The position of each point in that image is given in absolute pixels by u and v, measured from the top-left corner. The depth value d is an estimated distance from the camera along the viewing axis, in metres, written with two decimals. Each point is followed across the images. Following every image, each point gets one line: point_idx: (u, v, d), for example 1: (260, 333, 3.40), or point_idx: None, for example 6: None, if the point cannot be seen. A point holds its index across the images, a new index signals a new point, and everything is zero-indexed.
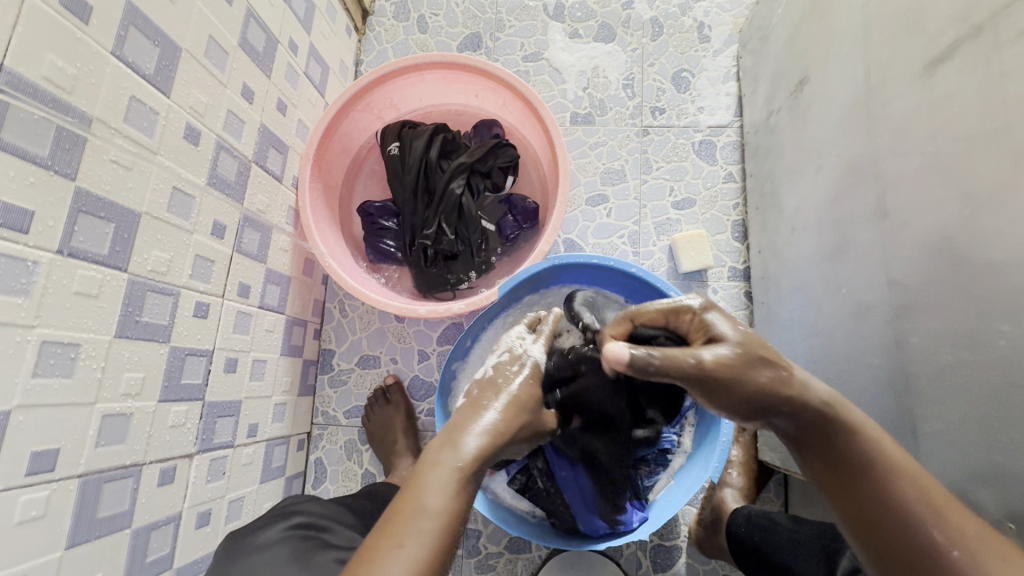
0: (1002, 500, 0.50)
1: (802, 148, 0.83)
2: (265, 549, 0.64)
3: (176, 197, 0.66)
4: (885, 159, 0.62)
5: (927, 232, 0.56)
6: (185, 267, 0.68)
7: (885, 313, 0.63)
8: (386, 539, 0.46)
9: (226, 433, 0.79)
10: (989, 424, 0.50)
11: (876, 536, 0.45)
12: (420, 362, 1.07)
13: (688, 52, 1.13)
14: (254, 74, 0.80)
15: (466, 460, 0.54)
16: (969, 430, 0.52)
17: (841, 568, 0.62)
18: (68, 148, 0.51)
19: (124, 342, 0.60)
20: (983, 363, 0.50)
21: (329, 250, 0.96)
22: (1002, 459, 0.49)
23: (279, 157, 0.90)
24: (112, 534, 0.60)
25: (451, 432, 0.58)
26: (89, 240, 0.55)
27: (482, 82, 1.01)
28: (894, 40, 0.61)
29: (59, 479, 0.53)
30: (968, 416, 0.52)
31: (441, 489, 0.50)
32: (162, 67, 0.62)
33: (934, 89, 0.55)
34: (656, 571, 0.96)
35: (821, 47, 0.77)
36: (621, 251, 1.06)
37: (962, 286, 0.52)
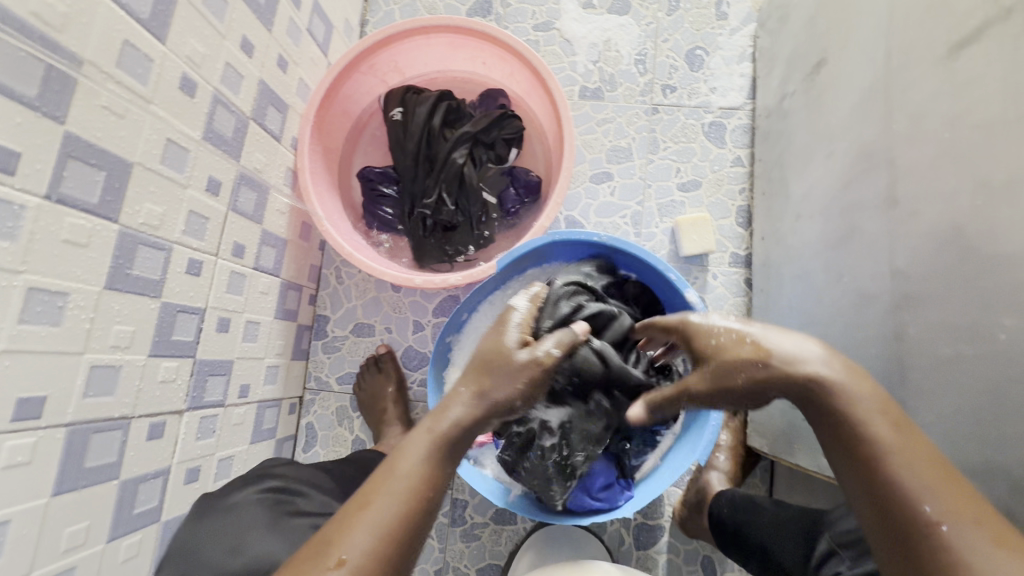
0: (990, 494, 0.50)
1: (814, 133, 0.81)
2: (237, 511, 0.65)
3: (171, 149, 0.65)
4: (900, 146, 0.61)
5: (938, 221, 0.54)
6: (178, 222, 0.67)
7: (886, 303, 0.62)
8: (358, 502, 0.48)
9: (217, 391, 0.79)
10: (984, 418, 0.50)
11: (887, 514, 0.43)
12: (415, 333, 1.07)
13: (704, 29, 1.09)
14: (254, 26, 0.78)
15: (444, 426, 0.53)
16: (961, 423, 0.52)
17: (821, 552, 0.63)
18: (57, 90, 0.50)
19: (114, 295, 0.59)
20: (982, 357, 0.49)
21: (327, 214, 0.94)
22: (993, 453, 0.49)
23: (278, 116, 0.88)
24: (100, 484, 0.60)
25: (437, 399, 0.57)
26: (79, 187, 0.53)
27: (490, 49, 0.98)
28: (919, 22, 0.59)
29: (45, 427, 0.53)
30: (962, 408, 0.52)
31: (418, 454, 0.51)
32: (157, 12, 0.60)
33: (957, 75, 0.53)
34: (637, 548, 0.98)
35: (841, 28, 0.74)
36: (623, 231, 1.05)
37: (968, 277, 0.51)
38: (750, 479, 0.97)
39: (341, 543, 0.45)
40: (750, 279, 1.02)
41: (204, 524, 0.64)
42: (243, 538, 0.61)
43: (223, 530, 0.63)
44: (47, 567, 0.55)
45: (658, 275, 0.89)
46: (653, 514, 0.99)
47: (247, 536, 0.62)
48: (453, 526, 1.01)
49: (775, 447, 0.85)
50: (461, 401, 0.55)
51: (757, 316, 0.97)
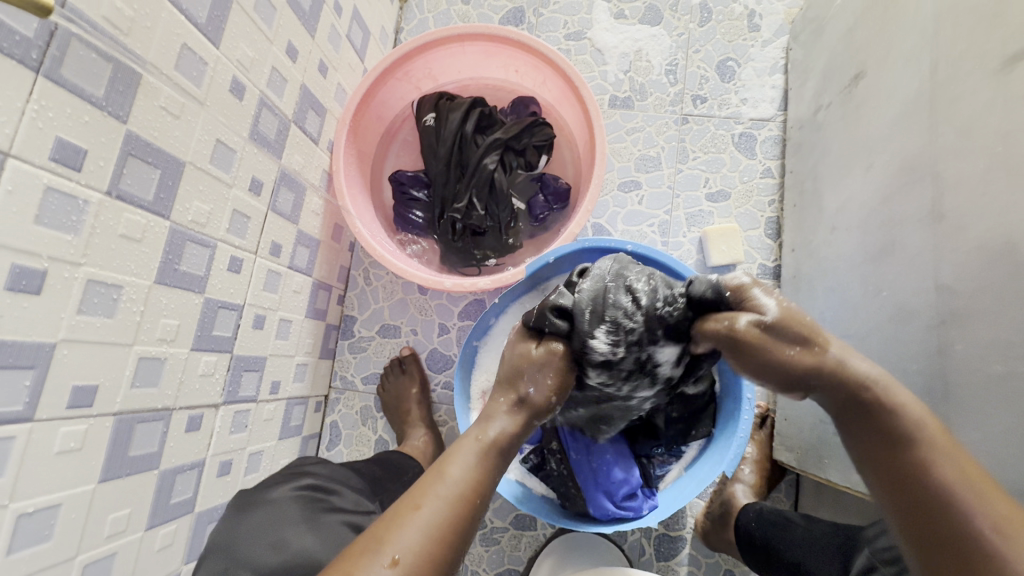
0: None
1: (851, 146, 0.81)
2: (273, 506, 0.65)
3: (219, 149, 0.67)
4: (946, 161, 0.60)
5: (987, 236, 0.54)
6: (222, 221, 0.69)
7: (929, 319, 0.61)
8: (408, 499, 0.47)
9: (250, 387, 0.81)
10: None
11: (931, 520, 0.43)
12: (440, 336, 1.08)
13: (736, 41, 1.09)
14: (299, 32, 0.80)
15: (491, 437, 0.52)
16: (1009, 443, 0.51)
17: (854, 569, 0.62)
18: (122, 91, 0.52)
19: (162, 289, 0.61)
20: None
21: (360, 216, 0.96)
22: None
23: (317, 119, 0.90)
24: (142, 473, 0.62)
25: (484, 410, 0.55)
26: (136, 184, 0.55)
27: (524, 58, 0.99)
28: (968, 36, 0.59)
29: (96, 415, 0.55)
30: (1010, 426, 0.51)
31: (465, 461, 0.50)
32: (213, 17, 0.62)
33: (1009, 89, 0.53)
34: (658, 559, 0.97)
35: (882, 41, 0.74)
36: (650, 240, 1.05)
37: (1016, 293, 0.51)
38: (776, 494, 0.96)
39: (388, 541, 0.44)
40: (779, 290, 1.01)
41: (246, 517, 0.64)
42: (284, 533, 0.62)
43: (256, 525, 0.62)
44: (91, 552, 0.56)
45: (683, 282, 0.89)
46: (675, 526, 0.98)
47: (288, 532, 0.62)
48: None
49: (804, 462, 0.84)
50: (501, 414, 0.54)
51: None
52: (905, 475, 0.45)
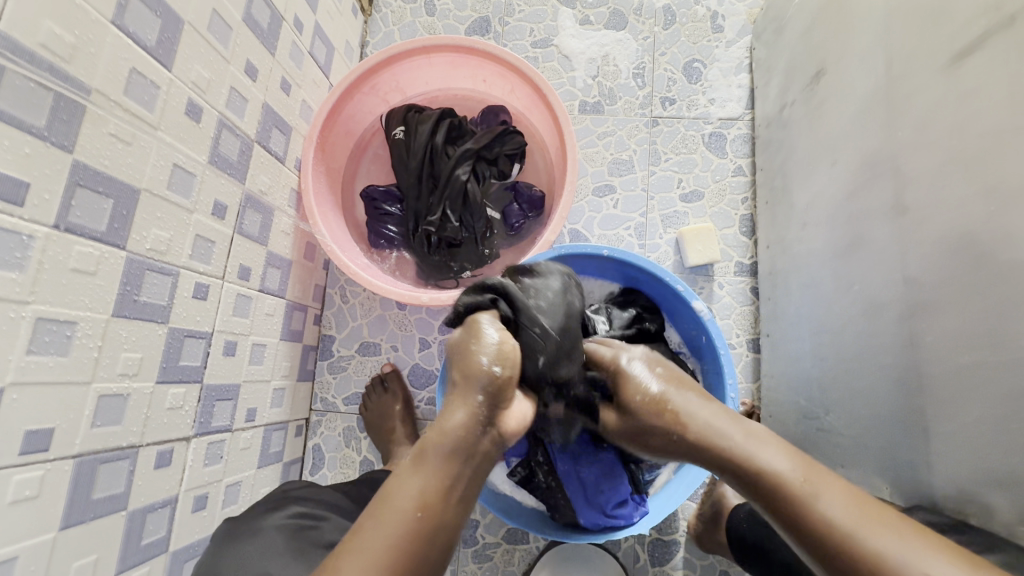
0: (1015, 505, 0.49)
1: (816, 142, 0.82)
2: (260, 536, 0.63)
3: (177, 174, 0.65)
4: (906, 153, 0.61)
5: (947, 226, 0.54)
6: (185, 247, 0.67)
7: (900, 310, 0.62)
8: (356, 532, 0.46)
9: (224, 416, 0.78)
10: (1006, 424, 0.49)
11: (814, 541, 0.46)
12: (421, 351, 1.06)
13: (701, 42, 1.10)
14: (258, 51, 0.78)
15: (439, 450, 0.50)
16: (982, 431, 0.51)
17: None
18: (65, 120, 0.50)
19: (121, 322, 0.58)
20: (1001, 363, 0.49)
21: (332, 235, 0.94)
22: (1015, 462, 0.48)
23: (281, 138, 0.88)
24: (108, 516, 0.59)
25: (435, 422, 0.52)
26: (86, 216, 0.53)
27: (491, 67, 0.99)
28: (919, 30, 0.59)
29: (53, 459, 0.52)
30: (985, 416, 0.51)
31: (410, 483, 0.48)
32: (163, 39, 0.61)
33: (960, 81, 0.54)
34: (652, 565, 0.96)
35: (839, 37, 0.75)
36: (627, 243, 1.05)
37: (981, 282, 0.51)
38: None
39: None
40: (756, 287, 1.01)
41: (231, 549, 0.62)
42: (268, 565, 0.59)
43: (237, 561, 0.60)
44: None
45: (662, 284, 0.88)
46: (667, 530, 0.97)
47: (274, 560, 0.60)
48: (465, 548, 0.99)
49: None
50: (452, 421, 0.51)
51: (765, 324, 0.97)
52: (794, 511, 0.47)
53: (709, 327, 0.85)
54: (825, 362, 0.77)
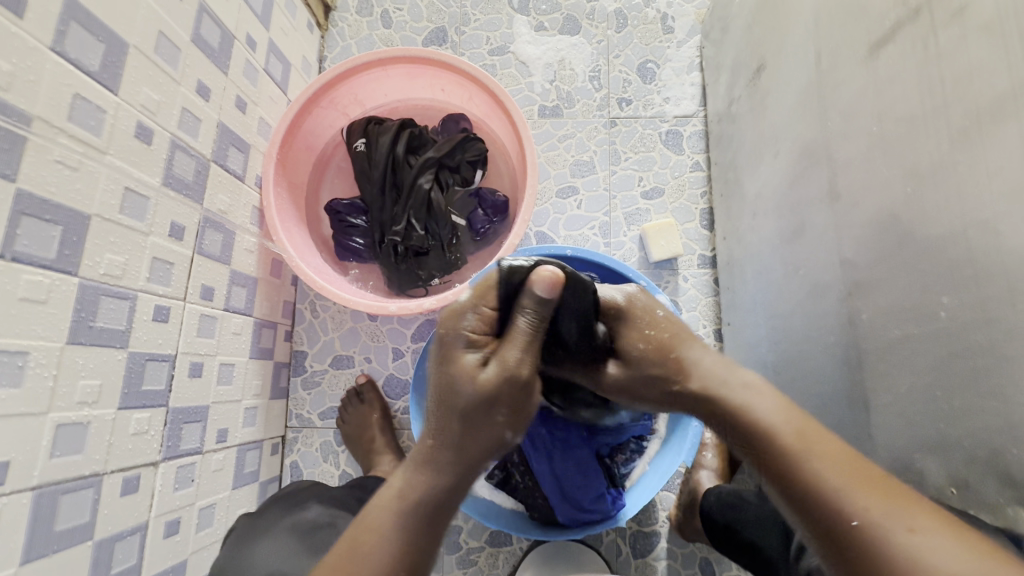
0: (945, 468, 0.53)
1: (761, 134, 0.84)
2: (267, 545, 0.66)
3: (129, 198, 0.64)
4: (836, 142, 0.64)
5: (876, 210, 0.57)
6: (141, 270, 0.67)
7: (839, 292, 0.64)
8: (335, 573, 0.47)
9: (193, 439, 0.77)
10: (934, 393, 0.52)
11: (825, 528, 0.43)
12: (395, 361, 1.06)
13: (653, 43, 1.13)
14: (209, 70, 0.78)
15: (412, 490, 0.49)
16: (915, 400, 0.54)
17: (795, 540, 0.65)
18: (6, 149, 0.49)
19: (76, 349, 0.58)
20: (925, 334, 0.52)
21: (298, 250, 0.95)
22: (944, 427, 0.51)
23: (240, 156, 0.88)
24: (73, 547, 0.58)
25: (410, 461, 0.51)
26: (34, 244, 0.53)
27: (448, 76, 1.00)
28: (841, 25, 0.62)
29: (10, 492, 0.51)
30: (915, 385, 0.54)
31: (384, 524, 0.48)
32: (108, 63, 0.61)
33: (878, 72, 0.57)
34: (635, 557, 0.97)
35: (775, 35, 0.78)
36: (593, 242, 1.07)
37: (905, 261, 0.54)
38: (740, 476, 0.98)
39: None
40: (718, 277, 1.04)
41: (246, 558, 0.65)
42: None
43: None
44: None
45: (624, 279, 0.91)
46: (647, 521, 0.98)
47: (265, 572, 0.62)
48: (449, 554, 0.99)
49: None
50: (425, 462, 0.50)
51: (727, 314, 0.99)
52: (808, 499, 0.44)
53: None
54: (779, 346, 0.80)
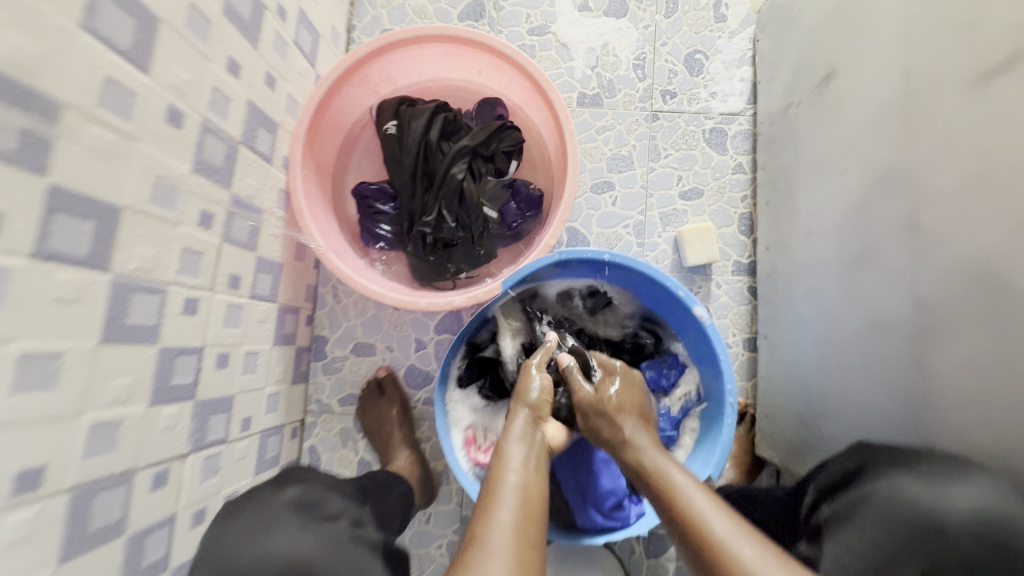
0: None
1: (825, 145, 0.80)
2: (260, 509, 0.62)
3: (160, 187, 0.61)
4: (918, 173, 0.60)
5: (963, 253, 0.53)
6: (171, 263, 0.64)
7: (906, 331, 0.61)
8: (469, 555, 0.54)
9: (219, 429, 0.77)
10: (1014, 456, 0.49)
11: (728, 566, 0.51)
12: (417, 351, 1.05)
13: (703, 31, 1.06)
14: (239, 44, 0.73)
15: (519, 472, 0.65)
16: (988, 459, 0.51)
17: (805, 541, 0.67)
18: (39, 140, 0.46)
19: (110, 348, 0.56)
20: (1012, 399, 0.48)
21: (324, 236, 0.90)
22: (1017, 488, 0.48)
23: (268, 136, 0.84)
24: (106, 543, 0.58)
25: (495, 458, 0.68)
26: (67, 242, 0.50)
27: (487, 58, 0.94)
28: (937, 45, 0.58)
29: (46, 496, 0.50)
30: (992, 449, 0.51)
31: (509, 471, 0.65)
32: (139, 41, 0.56)
33: (988, 101, 0.51)
34: (647, 557, 0.99)
35: (851, 39, 0.73)
36: (626, 242, 1.04)
37: (995, 310, 0.50)
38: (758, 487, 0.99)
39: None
40: (753, 287, 1.01)
41: (236, 519, 0.62)
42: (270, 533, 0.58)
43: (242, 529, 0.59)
44: None
45: (660, 286, 0.87)
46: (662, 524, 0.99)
47: (272, 533, 0.57)
48: None
49: (787, 458, 0.88)
50: (518, 446, 0.69)
51: (764, 326, 0.97)
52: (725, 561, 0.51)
53: (710, 334, 0.84)
54: (829, 372, 0.77)
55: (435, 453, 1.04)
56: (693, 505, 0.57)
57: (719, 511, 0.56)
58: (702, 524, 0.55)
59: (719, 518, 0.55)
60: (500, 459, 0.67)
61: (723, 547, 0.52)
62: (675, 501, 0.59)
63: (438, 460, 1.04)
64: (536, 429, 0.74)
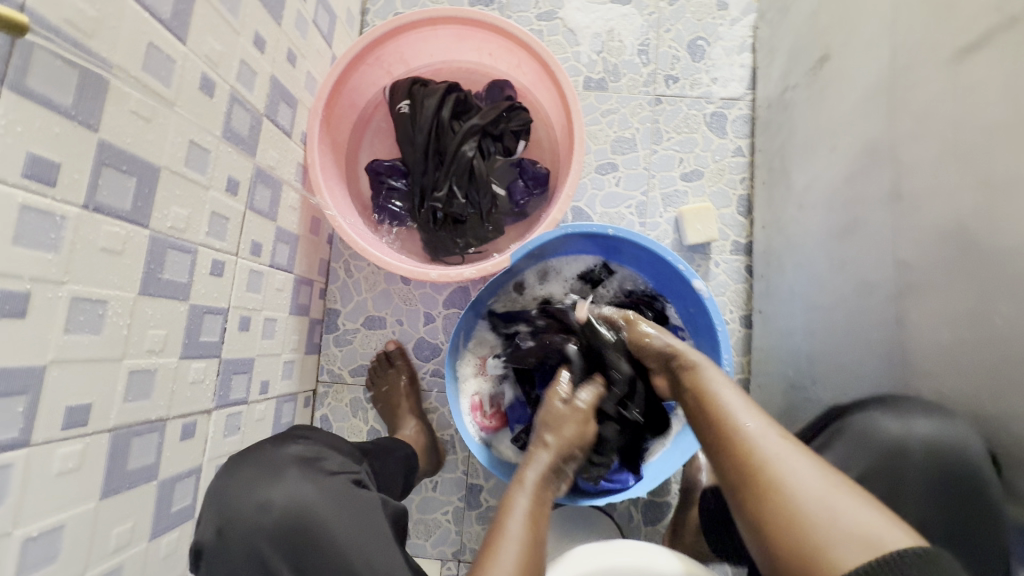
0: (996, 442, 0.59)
1: (816, 126, 0.84)
2: (260, 461, 0.64)
3: (193, 151, 0.64)
4: (903, 144, 0.65)
5: (941, 219, 0.59)
6: (201, 225, 0.67)
7: (890, 291, 0.67)
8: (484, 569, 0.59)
9: (241, 389, 0.80)
10: (994, 387, 0.57)
11: (760, 491, 0.53)
12: (426, 324, 1.08)
13: (705, 19, 1.10)
14: (265, 20, 0.76)
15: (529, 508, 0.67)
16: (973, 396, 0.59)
17: None
18: (91, 97, 0.49)
19: (147, 300, 0.59)
20: (981, 340, 0.56)
21: (339, 209, 0.94)
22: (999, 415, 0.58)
23: (288, 111, 0.87)
24: (141, 485, 0.61)
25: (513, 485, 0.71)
26: (113, 195, 0.53)
27: (498, 41, 0.98)
28: (926, 26, 0.62)
29: (92, 433, 0.54)
30: (965, 386, 0.60)
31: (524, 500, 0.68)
32: (178, 11, 0.59)
33: (962, 77, 0.57)
34: (645, 524, 1.03)
35: (846, 23, 0.77)
36: (628, 221, 1.07)
37: (971, 268, 0.57)
38: None
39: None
40: (751, 265, 1.06)
41: (240, 468, 0.64)
42: (272, 491, 0.61)
43: (245, 484, 0.62)
44: (98, 566, 0.56)
45: (662, 260, 0.91)
46: (660, 492, 1.03)
47: (275, 491, 0.61)
48: (469, 510, 1.05)
49: (780, 427, 0.92)
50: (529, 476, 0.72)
51: (759, 302, 1.01)
52: (760, 476, 0.54)
53: (708, 305, 0.88)
54: (815, 336, 0.83)
55: (442, 423, 1.08)
56: (751, 433, 0.57)
57: (770, 432, 0.57)
58: (750, 450, 0.56)
59: (770, 436, 0.56)
60: (517, 485, 0.71)
61: (760, 465, 0.54)
62: (735, 437, 0.58)
63: (445, 429, 1.07)
64: (542, 446, 0.77)
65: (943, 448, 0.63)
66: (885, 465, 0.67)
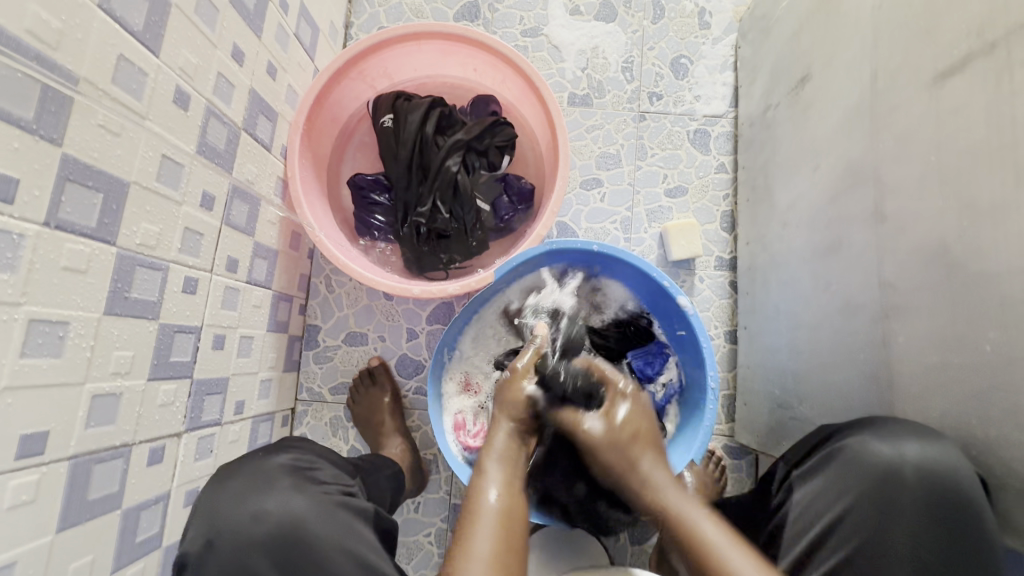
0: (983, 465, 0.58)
1: (800, 144, 0.85)
2: (255, 471, 0.63)
3: (166, 166, 0.62)
4: (885, 165, 0.65)
5: (926, 238, 0.60)
6: (173, 240, 0.65)
7: (872, 312, 0.68)
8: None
9: (214, 410, 0.77)
10: (982, 408, 0.56)
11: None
12: (409, 341, 1.06)
13: (688, 38, 1.11)
14: (243, 33, 0.75)
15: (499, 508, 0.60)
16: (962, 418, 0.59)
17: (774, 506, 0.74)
18: (54, 111, 0.47)
19: (112, 320, 0.57)
20: (969, 364, 0.56)
21: (319, 224, 0.92)
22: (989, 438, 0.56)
23: (268, 124, 0.85)
24: (102, 515, 0.58)
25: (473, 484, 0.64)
26: (76, 212, 0.51)
27: (482, 57, 0.98)
28: (904, 48, 0.63)
29: (49, 462, 0.51)
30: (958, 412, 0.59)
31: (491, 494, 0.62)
32: (151, 23, 0.58)
33: (942, 101, 0.58)
34: (632, 543, 1.01)
35: (826, 44, 0.78)
36: (613, 237, 1.07)
37: (955, 289, 0.57)
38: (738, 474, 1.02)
39: None
40: (735, 282, 1.06)
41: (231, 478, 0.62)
42: (264, 502, 0.60)
43: (241, 494, 0.60)
44: None
45: (647, 277, 0.91)
46: None
47: (267, 500, 0.60)
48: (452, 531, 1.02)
49: (766, 444, 0.92)
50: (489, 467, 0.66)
51: (743, 319, 1.02)
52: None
53: (693, 322, 0.88)
54: (804, 356, 0.82)
55: (424, 442, 1.06)
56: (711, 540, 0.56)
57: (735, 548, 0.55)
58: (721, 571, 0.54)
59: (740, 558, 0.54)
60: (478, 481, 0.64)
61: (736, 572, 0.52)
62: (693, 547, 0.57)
63: (428, 448, 1.05)
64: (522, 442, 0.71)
65: (936, 472, 0.60)
66: (877, 492, 0.63)
